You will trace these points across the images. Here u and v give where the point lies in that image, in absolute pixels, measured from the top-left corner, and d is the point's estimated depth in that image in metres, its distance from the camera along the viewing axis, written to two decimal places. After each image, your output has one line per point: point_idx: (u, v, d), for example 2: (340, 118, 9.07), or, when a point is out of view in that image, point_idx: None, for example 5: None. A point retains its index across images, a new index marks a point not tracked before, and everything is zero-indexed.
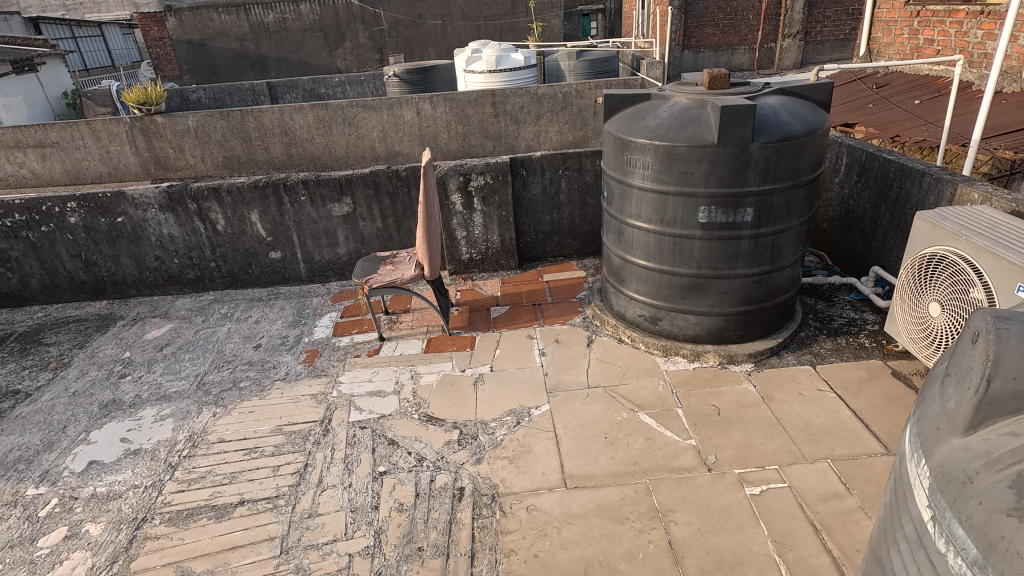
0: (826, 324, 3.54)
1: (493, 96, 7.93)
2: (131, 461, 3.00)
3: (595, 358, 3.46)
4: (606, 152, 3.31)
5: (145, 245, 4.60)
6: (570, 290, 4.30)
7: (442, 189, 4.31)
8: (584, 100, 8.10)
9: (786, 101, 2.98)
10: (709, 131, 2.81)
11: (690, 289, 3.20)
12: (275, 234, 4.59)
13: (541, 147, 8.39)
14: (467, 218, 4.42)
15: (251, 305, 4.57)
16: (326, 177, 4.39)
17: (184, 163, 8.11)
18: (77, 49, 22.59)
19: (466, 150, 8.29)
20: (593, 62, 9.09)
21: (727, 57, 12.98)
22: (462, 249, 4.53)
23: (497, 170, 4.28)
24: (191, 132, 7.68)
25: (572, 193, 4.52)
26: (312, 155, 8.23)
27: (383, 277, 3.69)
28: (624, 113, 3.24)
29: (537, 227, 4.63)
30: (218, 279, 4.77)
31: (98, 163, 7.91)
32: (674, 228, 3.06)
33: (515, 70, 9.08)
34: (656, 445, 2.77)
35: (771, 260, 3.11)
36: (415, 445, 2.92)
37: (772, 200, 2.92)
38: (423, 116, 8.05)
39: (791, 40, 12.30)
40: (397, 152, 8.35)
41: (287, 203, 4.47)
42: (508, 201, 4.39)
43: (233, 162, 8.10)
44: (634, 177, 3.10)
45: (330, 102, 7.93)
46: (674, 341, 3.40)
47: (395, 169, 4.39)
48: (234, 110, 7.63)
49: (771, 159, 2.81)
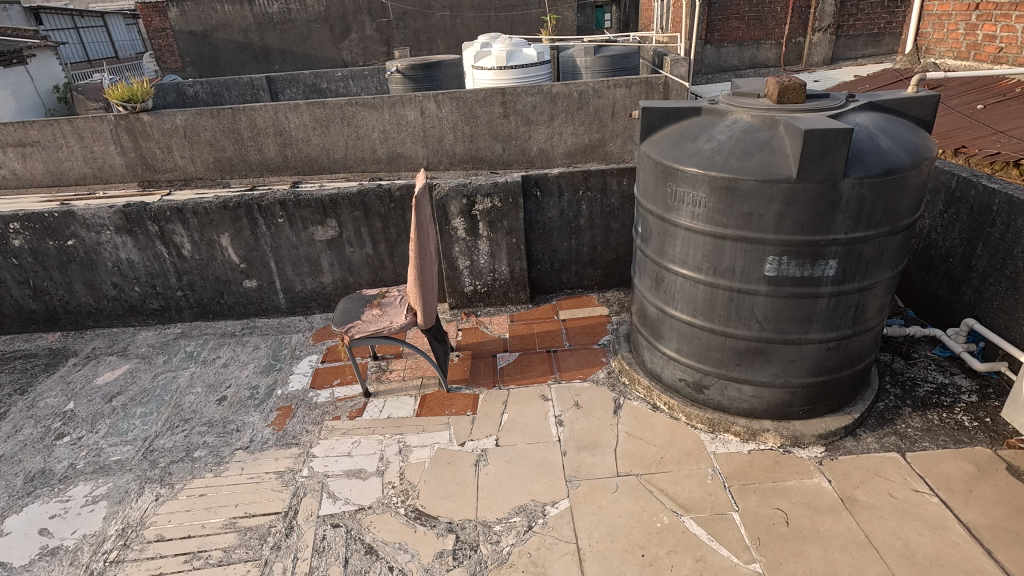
0: (910, 393, 2.88)
1: (503, 94, 7.37)
2: (44, 565, 2.40)
3: (624, 432, 2.83)
4: (642, 181, 2.68)
5: (100, 272, 4.01)
6: (591, 333, 3.65)
7: (441, 212, 3.67)
8: (602, 100, 7.42)
9: (880, 120, 2.31)
10: (784, 162, 2.15)
11: (747, 355, 2.55)
12: (250, 261, 3.98)
13: (554, 150, 7.75)
14: (470, 245, 3.79)
15: (221, 342, 3.96)
16: (308, 197, 3.76)
17: (172, 164, 7.76)
18: (78, 40, 22.17)
19: (473, 153, 7.76)
20: (612, 58, 8.37)
21: (752, 51, 12.29)
22: (464, 280, 3.91)
23: (506, 191, 3.63)
24: (179, 132, 7.51)
25: (594, 217, 3.86)
26: (307, 155, 7.76)
27: (368, 325, 3.04)
28: (665, 132, 2.60)
29: (552, 255, 3.98)
30: (186, 310, 4.16)
31: (82, 164, 7.65)
32: (731, 280, 2.41)
33: (527, 67, 8.39)
34: (709, 571, 2.13)
35: (853, 322, 2.45)
36: (398, 557, 2.30)
37: (862, 250, 2.25)
38: (427, 116, 7.55)
39: (821, 34, 11.88)
40: (399, 155, 7.81)
41: (262, 225, 3.85)
42: (519, 226, 3.74)
43: (224, 162, 7.75)
44: (679, 214, 2.46)
45: (328, 100, 7.41)
46: (723, 414, 2.76)
47: (387, 187, 3.75)
48: (225, 107, 7.40)
49: (866, 199, 2.14)
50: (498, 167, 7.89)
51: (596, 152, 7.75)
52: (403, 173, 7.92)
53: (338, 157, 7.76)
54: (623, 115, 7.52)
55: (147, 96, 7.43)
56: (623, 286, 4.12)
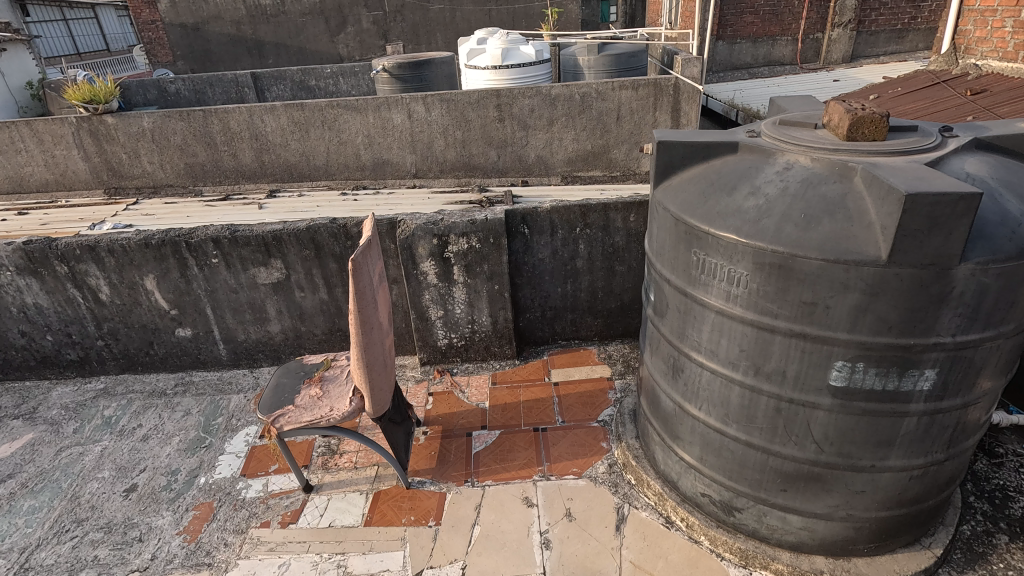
0: (1003, 512, 2.20)
1: (497, 96, 6.71)
2: None
3: (628, 562, 2.16)
4: (655, 238, 2.02)
5: (5, 318, 3.36)
6: (588, 404, 2.98)
7: (406, 254, 3.01)
8: (606, 102, 6.72)
9: (996, 169, 1.64)
10: (868, 236, 1.48)
11: (796, 479, 1.88)
12: (181, 307, 3.32)
13: (554, 157, 7.07)
14: (444, 293, 3.13)
15: (146, 405, 3.31)
16: (248, 233, 3.09)
17: (140, 170, 7.20)
18: (68, 31, 21.57)
19: (466, 160, 7.10)
20: (618, 56, 7.65)
21: (767, 48, 11.55)
22: (437, 332, 3.25)
23: (486, 230, 2.96)
24: (146, 136, 6.96)
25: (594, 259, 3.18)
26: (285, 161, 7.15)
27: (304, 411, 2.38)
28: (687, 175, 1.94)
29: (543, 302, 3.31)
30: (110, 361, 3.51)
31: (44, 170, 7.23)
32: (780, 387, 1.74)
33: (525, 65, 7.69)
34: None
35: (948, 444, 1.78)
36: None
37: (973, 356, 1.58)
38: (415, 120, 6.89)
39: (842, 29, 11.28)
40: (385, 161, 7.14)
41: (194, 267, 3.19)
42: (503, 271, 3.07)
43: (196, 168, 7.19)
44: (708, 290, 1.80)
45: (307, 102, 6.80)
46: (759, 544, 2.10)
47: (343, 223, 3.08)
48: (196, 109, 6.86)
49: (987, 290, 1.47)
50: (492, 175, 7.20)
51: (600, 160, 7.06)
52: (389, 181, 7.25)
53: (318, 163, 7.12)
54: (629, 119, 6.83)
55: (110, 97, 6.87)
56: (628, 337, 3.45)
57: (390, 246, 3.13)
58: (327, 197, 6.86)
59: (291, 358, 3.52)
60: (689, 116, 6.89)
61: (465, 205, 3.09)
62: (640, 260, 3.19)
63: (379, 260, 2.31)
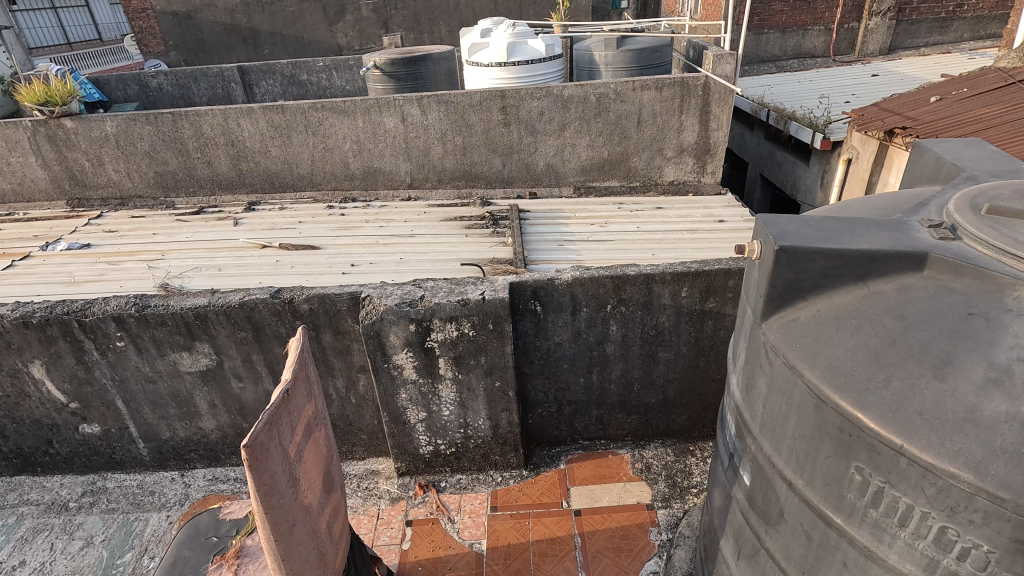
0: None
1: (503, 97, 6.58)
2: None
3: None
4: (773, 377, 2.07)
5: None
6: (622, 553, 3.06)
7: (377, 342, 2.97)
8: (623, 105, 6.59)
9: None
10: None
11: None
12: (96, 400, 3.49)
13: (566, 164, 6.96)
14: (433, 391, 3.17)
15: (64, 516, 3.52)
16: (194, 310, 3.12)
17: (105, 179, 7.19)
18: (56, 20, 21.09)
19: (467, 167, 6.99)
20: (640, 52, 6.80)
21: (797, 39, 11.01)
22: (421, 437, 3.33)
23: (486, 316, 2.92)
24: (109, 141, 6.94)
25: (624, 334, 3.31)
26: (266, 169, 7.09)
27: None
28: (820, 305, 2.06)
29: (553, 393, 3.50)
30: (43, 456, 3.73)
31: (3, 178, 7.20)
32: None
33: (534, 62, 6.93)
34: None
35: None
36: None
37: None
38: (410, 122, 6.76)
39: (879, 19, 10.65)
40: (376, 170, 7.06)
41: (110, 356, 3.30)
42: (503, 361, 3.07)
43: (167, 176, 7.15)
44: (873, 523, 1.80)
45: (288, 104, 6.70)
46: None
47: (287, 301, 3.12)
48: (163, 112, 6.77)
49: None
50: (497, 185, 7.12)
51: (618, 168, 6.98)
52: (380, 192, 7.15)
53: (302, 171, 7.02)
54: (652, 124, 6.70)
55: (68, 98, 6.81)
56: (638, 409, 3.60)
57: (351, 328, 3.22)
58: (311, 211, 6.85)
59: (223, 455, 3.70)
60: (719, 120, 6.69)
61: (443, 289, 2.98)
62: (666, 333, 3.33)
63: (305, 402, 2.07)
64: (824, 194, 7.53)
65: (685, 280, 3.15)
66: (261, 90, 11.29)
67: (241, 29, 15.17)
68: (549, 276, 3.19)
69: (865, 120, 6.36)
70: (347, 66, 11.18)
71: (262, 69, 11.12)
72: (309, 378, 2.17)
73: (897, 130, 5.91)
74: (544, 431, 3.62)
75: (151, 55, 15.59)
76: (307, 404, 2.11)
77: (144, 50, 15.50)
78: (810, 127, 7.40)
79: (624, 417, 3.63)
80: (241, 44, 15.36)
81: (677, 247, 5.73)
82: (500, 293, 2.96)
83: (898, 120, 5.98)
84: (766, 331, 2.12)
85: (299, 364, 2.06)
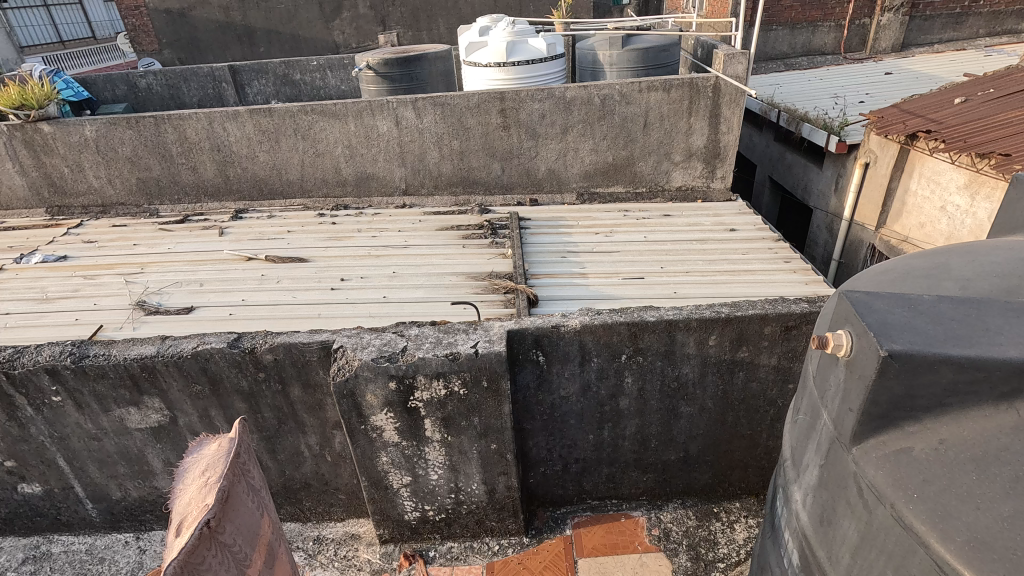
0: None
1: (502, 99, 6.23)
2: None
3: None
4: (876, 525, 1.80)
5: None
6: None
7: (351, 402, 2.78)
8: (629, 107, 6.25)
9: None
10: None
11: None
12: (44, 463, 3.33)
13: (568, 169, 6.63)
14: (418, 453, 2.98)
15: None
16: (139, 361, 2.89)
17: (85, 186, 6.87)
18: (48, 18, 20.72)
19: (464, 172, 6.66)
20: (646, 50, 6.45)
21: (807, 36, 10.64)
22: (406, 501, 3.17)
23: (476, 374, 2.71)
24: (89, 146, 6.61)
25: (641, 385, 3.11)
26: (254, 175, 6.77)
27: None
28: (939, 432, 1.74)
29: (559, 450, 3.31)
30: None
31: None
32: None
33: (535, 62, 6.60)
34: None
35: None
36: None
37: None
38: (404, 126, 6.43)
39: (892, 15, 10.31)
40: (369, 176, 6.73)
41: (48, 411, 3.12)
42: (500, 422, 2.87)
43: (150, 183, 6.84)
44: None
45: (275, 108, 6.36)
46: None
47: (240, 353, 2.91)
48: (145, 116, 6.44)
49: None
50: (496, 191, 6.78)
51: (623, 174, 6.65)
52: (374, 199, 6.84)
53: (292, 177, 6.71)
54: (659, 127, 6.36)
55: (43, 100, 6.44)
56: (655, 467, 3.43)
57: (321, 378, 2.98)
58: (301, 219, 6.52)
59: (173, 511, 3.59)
60: (730, 122, 6.36)
61: (428, 341, 2.78)
62: (689, 383, 3.10)
63: (241, 524, 1.57)
64: (838, 200, 7.18)
65: (713, 329, 2.93)
66: (253, 90, 10.96)
67: (237, 27, 14.83)
68: (553, 320, 2.97)
69: (885, 122, 6.02)
70: (341, 64, 10.81)
71: (253, 68, 10.75)
72: (251, 486, 1.66)
73: (919, 134, 5.57)
74: (548, 490, 3.46)
75: (144, 53, 15.20)
76: (251, 521, 1.61)
77: (138, 48, 15.13)
78: (824, 129, 7.06)
79: (639, 475, 3.47)
80: (236, 41, 15.01)
81: (689, 259, 5.37)
82: (495, 346, 2.74)
83: (921, 122, 5.64)
84: (863, 463, 1.81)
85: (231, 476, 1.56)
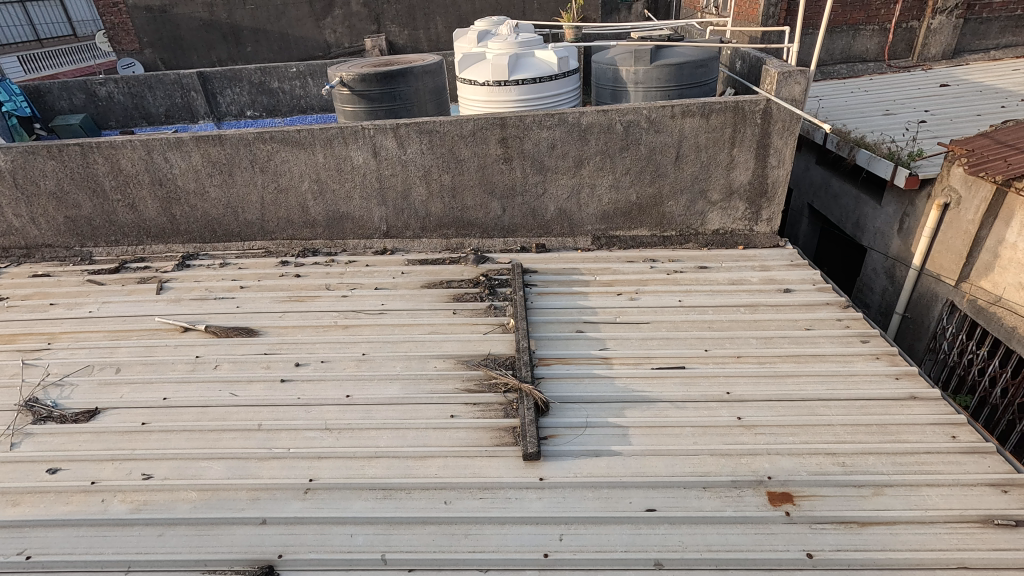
0: None
1: (502, 126, 5.07)
2: None
3: None
4: None
5: None
6: None
7: None
8: (658, 135, 5.09)
9: None
10: None
11: None
12: None
13: (582, 209, 5.49)
14: None
15: None
16: None
17: (6, 225, 5.73)
18: (25, 15, 19.68)
19: (457, 212, 5.52)
20: (678, 67, 5.28)
21: (846, 41, 9.47)
22: None
23: None
24: (4, 177, 5.46)
25: None
26: (205, 215, 5.65)
27: None
28: None
29: None
30: None
31: None
32: None
33: (542, 79, 5.47)
34: None
35: None
36: None
37: None
38: (383, 157, 5.28)
39: (944, 17, 9.08)
40: (343, 216, 5.59)
41: None
42: None
43: (80, 222, 5.70)
44: None
45: (227, 134, 5.20)
46: None
47: None
48: (69, 144, 5.28)
49: None
50: (496, 234, 5.65)
51: (648, 214, 5.50)
52: (348, 242, 5.71)
53: (250, 217, 5.60)
54: (694, 159, 5.21)
55: None
56: None
57: None
58: (259, 268, 5.40)
59: None
60: (781, 155, 5.20)
61: None
62: None
63: None
64: (902, 242, 6.04)
65: None
66: (225, 100, 9.79)
67: (221, 25, 13.68)
68: None
69: (979, 157, 4.84)
70: (323, 71, 9.62)
71: (225, 76, 9.58)
72: None
73: None
74: None
75: (121, 54, 14.08)
76: None
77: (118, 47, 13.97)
78: (888, 159, 5.90)
79: None
80: (221, 41, 13.86)
81: (738, 337, 4.22)
82: None
83: None
84: None
85: None
